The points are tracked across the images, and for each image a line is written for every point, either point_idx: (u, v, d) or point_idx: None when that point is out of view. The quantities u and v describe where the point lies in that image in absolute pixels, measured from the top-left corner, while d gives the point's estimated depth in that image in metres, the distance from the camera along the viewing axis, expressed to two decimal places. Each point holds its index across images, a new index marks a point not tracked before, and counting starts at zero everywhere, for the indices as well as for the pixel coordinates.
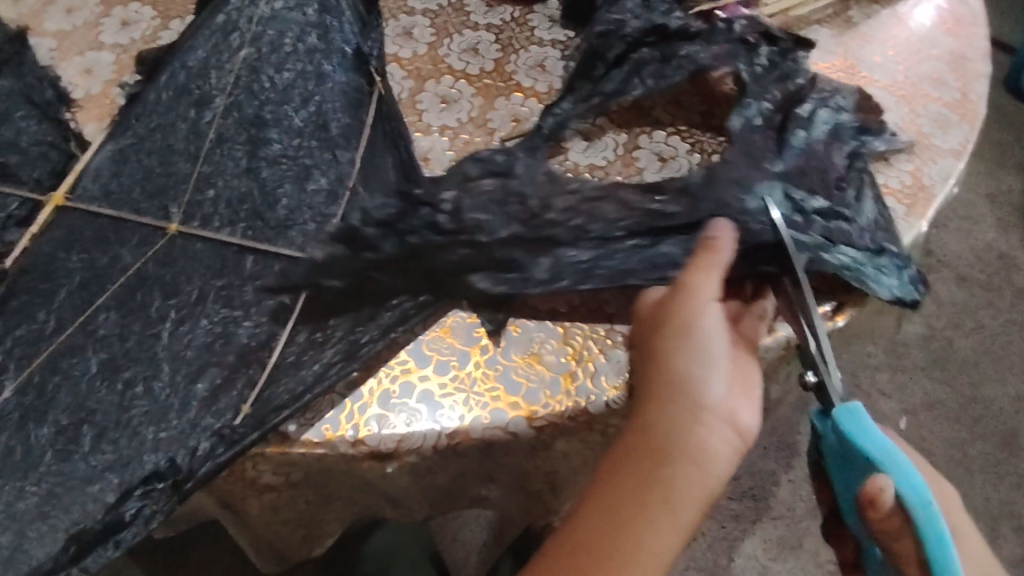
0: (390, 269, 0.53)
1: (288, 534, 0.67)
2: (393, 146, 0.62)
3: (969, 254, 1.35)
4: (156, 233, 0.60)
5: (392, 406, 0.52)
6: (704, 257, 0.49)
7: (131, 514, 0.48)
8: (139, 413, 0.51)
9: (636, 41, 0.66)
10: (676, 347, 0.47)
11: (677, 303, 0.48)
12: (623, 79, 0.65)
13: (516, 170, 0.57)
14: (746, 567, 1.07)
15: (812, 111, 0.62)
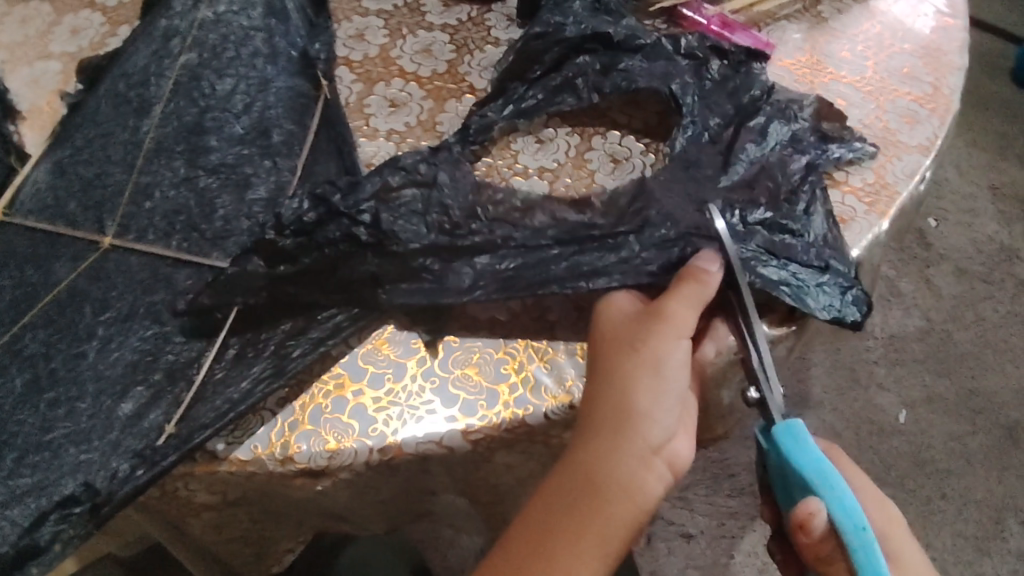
0: (326, 280, 0.51)
1: (240, 551, 0.65)
2: (337, 153, 0.60)
3: (969, 246, 1.23)
4: (89, 247, 0.57)
5: (324, 422, 0.50)
6: (689, 286, 0.47)
7: (47, 539, 0.46)
8: (60, 435, 0.49)
9: (576, 46, 0.63)
10: (642, 378, 0.44)
11: (650, 332, 0.45)
12: (568, 84, 0.62)
13: (440, 180, 0.54)
14: (747, 565, 0.97)
15: (764, 123, 0.60)
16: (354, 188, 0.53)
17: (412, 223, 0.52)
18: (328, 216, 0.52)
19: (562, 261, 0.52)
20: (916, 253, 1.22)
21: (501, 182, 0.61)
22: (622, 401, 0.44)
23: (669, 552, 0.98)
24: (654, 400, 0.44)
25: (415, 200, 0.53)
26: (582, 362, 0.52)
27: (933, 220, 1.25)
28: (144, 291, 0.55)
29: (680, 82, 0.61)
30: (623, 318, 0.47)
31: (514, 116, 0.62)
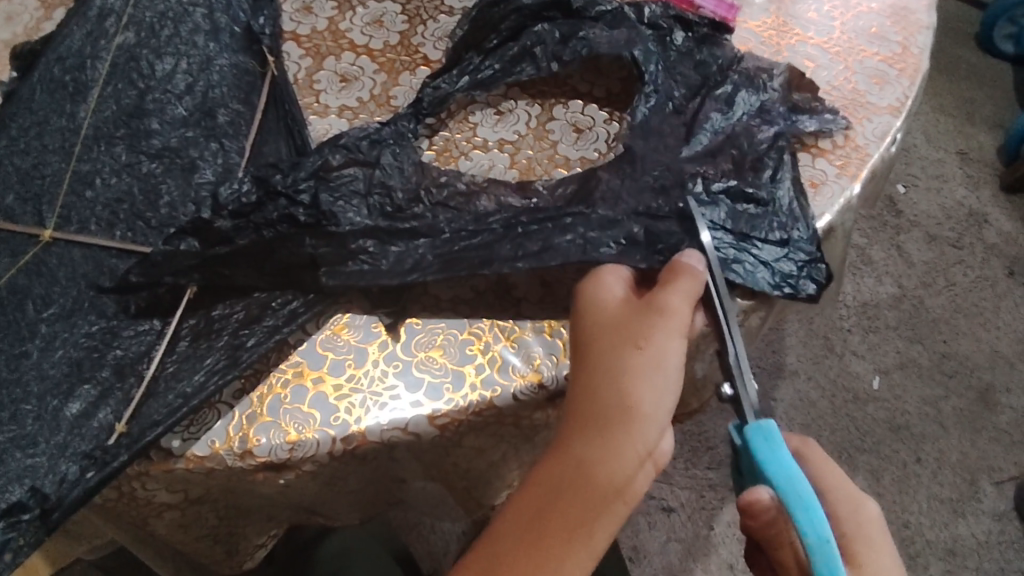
0: (268, 262, 0.49)
1: (208, 553, 0.62)
2: (287, 132, 0.58)
3: (939, 212, 1.23)
4: (29, 241, 0.54)
5: (283, 413, 0.49)
6: (683, 280, 0.45)
7: None
8: (3, 440, 0.46)
9: (534, 14, 0.60)
10: (645, 373, 0.42)
11: (652, 326, 0.43)
12: (525, 55, 0.60)
13: (383, 159, 0.53)
14: (727, 536, 0.96)
15: (727, 91, 0.58)
16: (296, 168, 0.52)
17: (355, 203, 0.51)
18: (268, 197, 0.51)
19: (515, 236, 0.50)
20: (887, 220, 1.22)
21: (456, 157, 0.59)
22: (623, 397, 0.42)
23: (650, 527, 0.97)
24: (657, 398, 0.42)
25: (354, 180, 0.52)
26: (550, 340, 0.51)
27: (903, 187, 1.25)
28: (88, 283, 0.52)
29: (643, 48, 0.58)
30: (616, 305, 0.46)
31: (470, 88, 0.59)
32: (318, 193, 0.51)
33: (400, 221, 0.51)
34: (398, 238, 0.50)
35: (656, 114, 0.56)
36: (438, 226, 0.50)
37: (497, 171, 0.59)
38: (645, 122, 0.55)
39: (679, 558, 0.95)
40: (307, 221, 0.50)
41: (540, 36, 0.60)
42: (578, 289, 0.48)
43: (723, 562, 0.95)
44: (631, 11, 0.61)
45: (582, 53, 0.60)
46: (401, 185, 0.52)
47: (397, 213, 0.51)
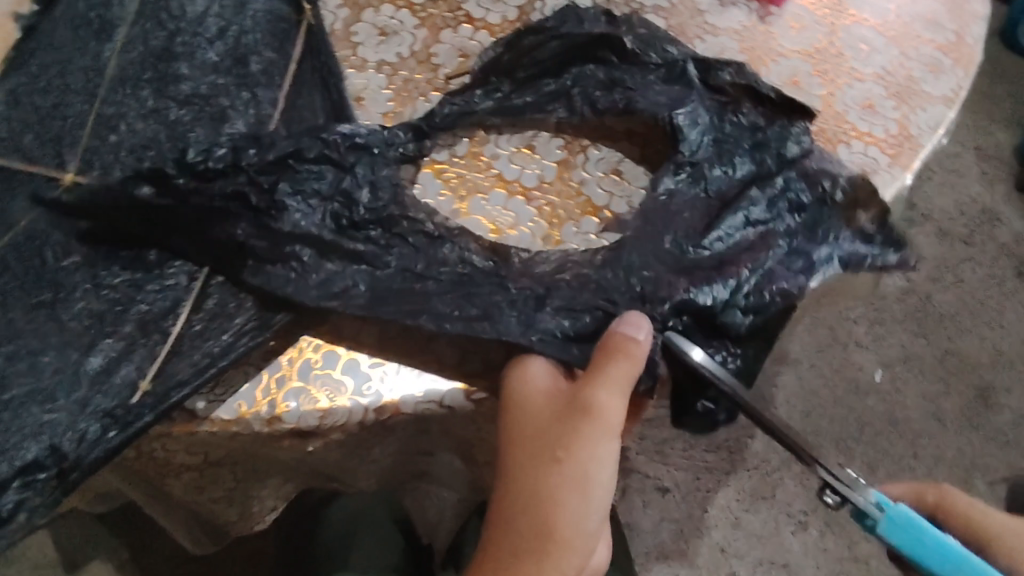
0: (202, 237, 0.48)
1: (220, 515, 0.61)
2: (324, 84, 0.55)
3: (952, 208, 1.20)
4: (49, 185, 0.52)
5: (314, 379, 0.47)
6: (619, 369, 0.41)
7: (9, 509, 0.42)
8: (17, 394, 0.44)
9: (585, 52, 0.57)
10: (565, 490, 0.39)
11: (578, 434, 0.40)
12: (562, 90, 0.56)
13: (350, 167, 0.50)
14: (720, 519, 0.95)
15: (780, 186, 0.53)
16: (268, 148, 0.49)
17: (315, 206, 0.49)
18: (232, 168, 0.48)
19: (457, 291, 0.46)
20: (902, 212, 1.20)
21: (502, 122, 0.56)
22: (536, 524, 0.39)
23: (645, 506, 0.96)
24: (580, 519, 0.39)
25: (321, 174, 0.50)
26: None
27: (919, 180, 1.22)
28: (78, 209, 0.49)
29: (686, 114, 0.54)
30: (541, 403, 0.42)
31: (494, 112, 0.55)
32: (278, 183, 0.48)
33: (348, 240, 0.48)
34: (326, 257, 0.47)
35: (680, 195, 0.52)
36: (385, 254, 0.48)
37: (540, 141, 0.56)
38: (668, 205, 0.52)
39: (671, 537, 0.94)
40: (257, 204, 0.48)
41: (584, 76, 0.56)
42: (503, 379, 0.45)
43: (716, 545, 0.94)
44: (696, 72, 0.57)
45: (620, 105, 0.56)
46: (366, 201, 0.50)
47: (349, 230, 0.48)
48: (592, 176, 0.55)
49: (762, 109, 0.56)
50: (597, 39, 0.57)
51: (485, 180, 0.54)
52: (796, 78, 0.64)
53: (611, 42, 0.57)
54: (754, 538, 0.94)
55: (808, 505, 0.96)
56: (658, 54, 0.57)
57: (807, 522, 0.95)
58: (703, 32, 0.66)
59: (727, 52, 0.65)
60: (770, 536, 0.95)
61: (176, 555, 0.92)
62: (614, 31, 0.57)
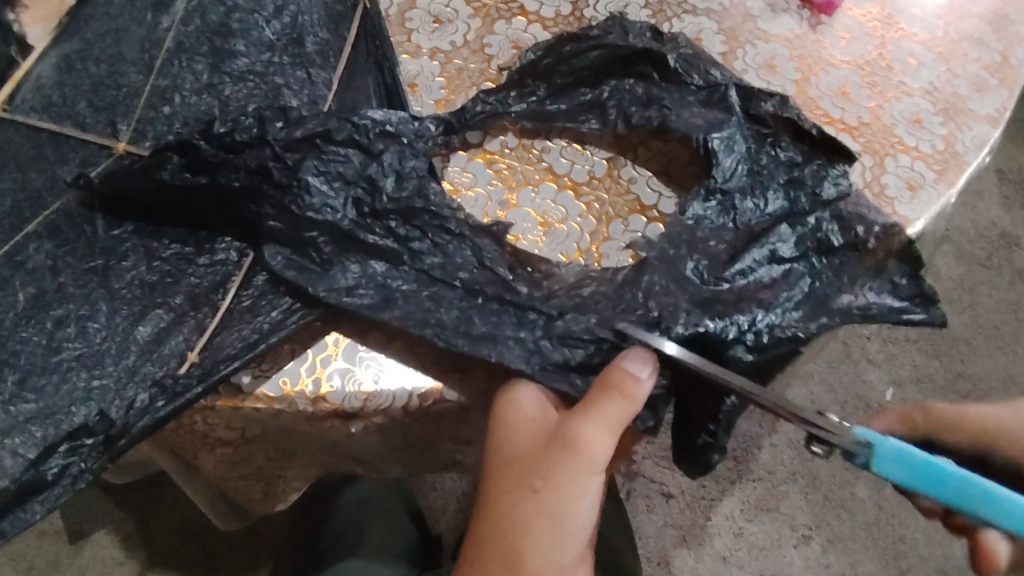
0: (240, 213, 0.47)
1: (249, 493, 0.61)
2: (377, 68, 0.56)
3: (972, 228, 1.17)
4: (102, 153, 0.52)
5: (359, 360, 0.47)
6: (607, 406, 0.40)
7: (55, 472, 0.42)
8: (68, 358, 0.44)
9: (625, 65, 0.55)
10: (534, 523, 0.40)
11: (554, 469, 0.40)
12: (596, 103, 0.55)
13: (380, 156, 0.48)
14: (723, 528, 0.95)
15: (811, 224, 0.51)
16: (297, 124, 0.48)
17: (333, 187, 0.47)
18: (257, 140, 0.47)
19: (465, 304, 0.46)
20: None
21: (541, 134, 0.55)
22: (512, 553, 0.40)
23: (648, 510, 0.95)
24: (547, 552, 0.40)
25: (348, 158, 0.48)
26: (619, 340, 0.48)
27: None
28: (121, 205, 0.48)
29: (725, 135, 0.53)
30: (527, 430, 0.42)
31: (526, 117, 0.55)
32: (304, 160, 0.47)
33: (365, 232, 0.47)
34: (343, 249, 0.46)
35: (706, 223, 0.51)
36: (403, 250, 0.47)
37: (591, 137, 0.55)
38: (694, 232, 0.50)
39: (673, 544, 0.94)
40: (279, 180, 0.47)
41: (621, 91, 0.55)
42: (495, 400, 0.45)
43: (717, 554, 0.94)
44: (738, 99, 0.54)
45: (653, 123, 0.54)
46: (391, 190, 0.48)
47: (370, 218, 0.47)
48: (643, 174, 0.55)
49: (801, 145, 0.54)
50: (639, 53, 0.55)
51: (536, 173, 0.54)
52: (844, 89, 0.64)
53: (653, 59, 0.55)
54: (755, 549, 0.94)
55: (811, 520, 0.95)
56: (700, 76, 0.55)
57: (810, 537, 0.95)
58: (754, 39, 0.65)
59: (777, 60, 0.65)
60: (772, 548, 0.94)
61: (177, 530, 0.93)
62: (659, 46, 0.55)
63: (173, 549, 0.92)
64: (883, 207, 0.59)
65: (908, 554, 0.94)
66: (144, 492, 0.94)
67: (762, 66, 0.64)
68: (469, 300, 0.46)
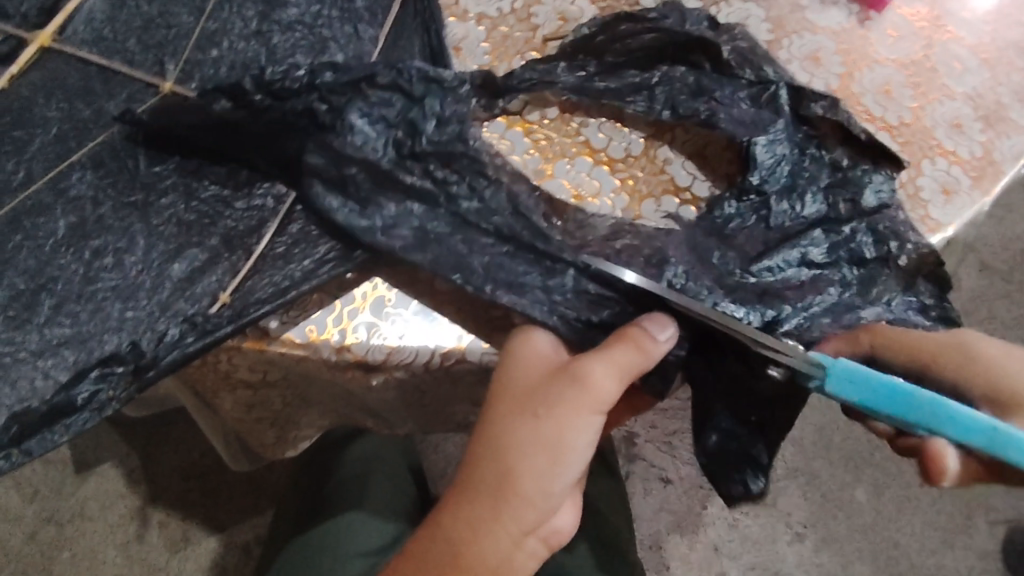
0: (277, 154, 0.47)
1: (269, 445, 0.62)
2: (424, 29, 0.56)
3: (1002, 240, 1.14)
4: (148, 91, 0.53)
5: (385, 315, 0.48)
6: (621, 350, 0.42)
7: (84, 399, 0.43)
8: (104, 288, 0.45)
9: (676, 53, 0.54)
10: (533, 448, 0.41)
11: (558, 400, 0.42)
12: (644, 86, 0.53)
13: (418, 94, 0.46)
14: (718, 518, 0.96)
15: (846, 234, 0.50)
16: (343, 70, 0.47)
17: (376, 129, 0.46)
18: (306, 88, 0.47)
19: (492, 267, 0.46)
20: None
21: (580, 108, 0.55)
22: (503, 473, 0.41)
23: (645, 494, 0.96)
24: (540, 479, 0.41)
25: (388, 103, 0.46)
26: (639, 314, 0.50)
27: None
28: (163, 139, 0.49)
29: (769, 135, 0.51)
30: (536, 367, 0.44)
31: (573, 90, 0.53)
32: (348, 104, 0.46)
33: (403, 174, 0.46)
34: (380, 186, 0.46)
35: (735, 223, 0.51)
36: (438, 193, 0.46)
37: (629, 114, 0.55)
38: (725, 229, 0.51)
39: (667, 529, 0.95)
40: (324, 122, 0.46)
41: (672, 79, 0.53)
42: (507, 340, 0.46)
43: (709, 544, 0.95)
44: (789, 99, 0.52)
45: (701, 116, 0.53)
46: (431, 133, 0.46)
47: (408, 161, 0.46)
48: (678, 156, 0.55)
49: (849, 148, 0.52)
50: (693, 42, 0.53)
51: (573, 145, 0.54)
52: (887, 88, 0.63)
53: (707, 50, 0.53)
54: (748, 542, 0.95)
55: (806, 518, 0.96)
56: (753, 71, 0.53)
57: (805, 535, 0.96)
58: (801, 29, 0.64)
59: (822, 52, 0.64)
60: (766, 542, 0.95)
61: (180, 469, 0.95)
62: (715, 37, 0.53)
63: (175, 487, 0.95)
64: (915, 211, 0.59)
65: (898, 561, 0.95)
66: (149, 430, 0.95)
67: (805, 58, 0.64)
68: (495, 264, 0.46)
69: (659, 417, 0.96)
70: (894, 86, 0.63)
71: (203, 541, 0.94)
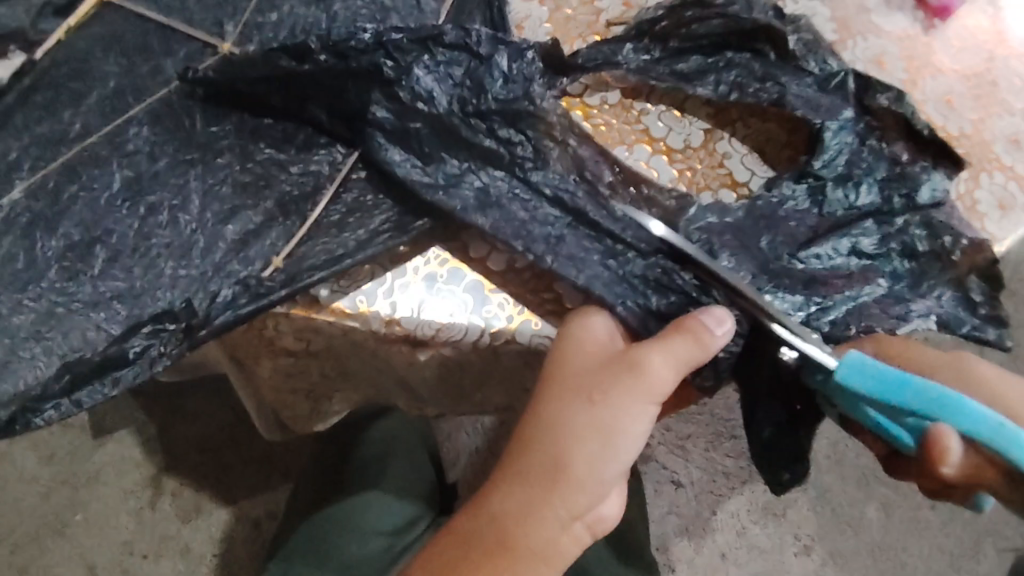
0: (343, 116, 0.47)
1: (303, 422, 0.61)
2: (487, 4, 0.55)
3: None
4: (205, 51, 0.51)
5: (437, 291, 0.47)
6: (679, 340, 0.42)
7: (135, 352, 0.43)
8: (158, 245, 0.45)
9: (741, 38, 0.53)
10: (588, 432, 0.41)
11: (615, 386, 0.42)
12: (711, 68, 0.53)
13: (483, 52, 0.45)
14: (727, 525, 0.94)
15: (898, 226, 0.50)
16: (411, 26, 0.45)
17: (444, 87, 0.45)
18: (371, 45, 0.45)
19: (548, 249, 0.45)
20: None
21: (642, 94, 0.54)
22: (554, 456, 0.41)
23: (655, 494, 0.95)
24: (593, 462, 0.41)
25: (456, 63, 0.45)
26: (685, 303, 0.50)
27: None
28: (224, 96, 0.48)
29: (838, 119, 0.51)
30: (593, 353, 0.43)
31: (639, 71, 0.52)
32: (412, 67, 0.45)
33: (469, 130, 0.45)
34: (443, 143, 0.46)
35: (791, 204, 0.50)
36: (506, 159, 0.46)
37: (691, 104, 0.54)
38: (779, 210, 0.49)
39: (674, 532, 0.94)
40: (388, 77, 0.45)
41: (737, 64, 0.52)
42: (562, 324, 0.46)
43: (716, 550, 0.94)
44: (854, 87, 0.52)
45: (769, 98, 0.52)
46: (496, 89, 0.46)
47: (474, 118, 0.46)
48: (738, 151, 0.53)
49: (911, 149, 0.51)
50: (758, 28, 0.52)
51: (632, 133, 0.54)
52: (949, 97, 0.60)
53: (772, 36, 0.52)
54: (755, 551, 0.94)
55: (816, 531, 0.94)
56: (816, 64, 0.53)
57: (811, 547, 0.94)
58: (866, 31, 0.62)
59: (886, 56, 0.61)
60: (772, 551, 0.94)
61: (196, 440, 0.94)
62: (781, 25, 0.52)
63: (191, 458, 0.94)
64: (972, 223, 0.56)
65: None
66: (168, 399, 0.95)
67: (869, 61, 0.61)
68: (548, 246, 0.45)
69: (675, 420, 0.95)
70: (955, 97, 0.60)
71: (213, 513, 0.94)
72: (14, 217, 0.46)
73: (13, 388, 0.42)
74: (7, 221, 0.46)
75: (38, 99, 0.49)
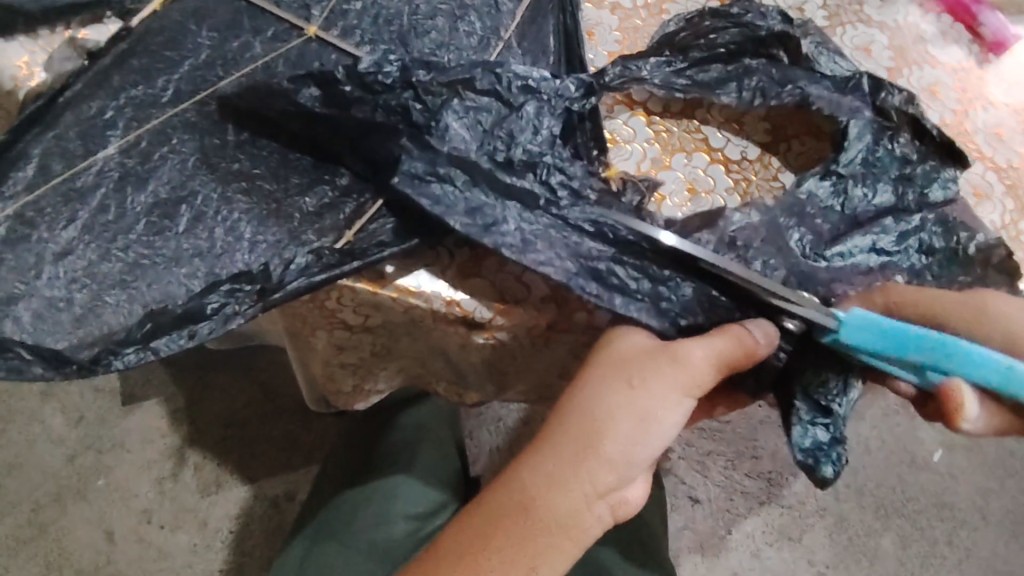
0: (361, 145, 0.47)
1: (348, 397, 0.63)
2: (560, 10, 0.56)
3: None
4: (291, 32, 0.53)
5: (497, 276, 0.49)
6: (718, 338, 0.43)
7: (213, 309, 0.45)
8: (239, 210, 0.48)
9: (756, 45, 0.54)
10: (622, 415, 0.42)
11: (654, 375, 0.43)
12: (732, 76, 0.54)
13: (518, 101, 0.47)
14: (740, 545, 0.95)
15: (915, 223, 0.51)
16: (441, 69, 0.46)
17: (472, 132, 0.46)
18: (400, 84, 0.46)
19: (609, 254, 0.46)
20: None
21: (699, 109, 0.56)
22: (592, 433, 0.42)
23: (671, 509, 0.95)
24: (624, 445, 0.42)
25: (484, 109, 0.46)
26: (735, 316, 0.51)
27: None
28: (257, 122, 0.49)
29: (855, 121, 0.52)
30: (634, 343, 0.45)
31: (661, 86, 0.53)
32: (448, 103, 0.46)
33: (506, 173, 0.46)
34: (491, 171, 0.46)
35: (817, 201, 0.51)
36: (541, 194, 0.46)
37: (749, 119, 0.56)
38: (804, 209, 0.50)
39: (688, 547, 0.95)
40: (417, 121, 0.46)
41: (755, 71, 0.53)
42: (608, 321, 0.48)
43: (728, 569, 0.94)
44: (870, 86, 0.53)
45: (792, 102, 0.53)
46: (526, 138, 0.47)
47: (511, 165, 0.46)
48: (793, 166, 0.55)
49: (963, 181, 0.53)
50: (775, 35, 0.54)
51: (692, 141, 0.55)
52: (1000, 130, 0.61)
53: (787, 43, 0.54)
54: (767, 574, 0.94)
55: (831, 560, 0.94)
56: (829, 63, 0.54)
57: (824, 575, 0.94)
58: (922, 61, 0.63)
59: (940, 86, 0.62)
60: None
61: (226, 414, 0.97)
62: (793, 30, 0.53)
63: (223, 430, 0.97)
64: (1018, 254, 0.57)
65: None
66: (202, 373, 0.98)
67: (924, 90, 0.62)
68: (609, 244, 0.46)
69: (696, 436, 0.96)
70: (1008, 130, 0.61)
71: (235, 488, 0.95)
72: (107, 171, 0.49)
73: (101, 329, 0.46)
74: (100, 175, 0.49)
75: (133, 64, 0.51)
